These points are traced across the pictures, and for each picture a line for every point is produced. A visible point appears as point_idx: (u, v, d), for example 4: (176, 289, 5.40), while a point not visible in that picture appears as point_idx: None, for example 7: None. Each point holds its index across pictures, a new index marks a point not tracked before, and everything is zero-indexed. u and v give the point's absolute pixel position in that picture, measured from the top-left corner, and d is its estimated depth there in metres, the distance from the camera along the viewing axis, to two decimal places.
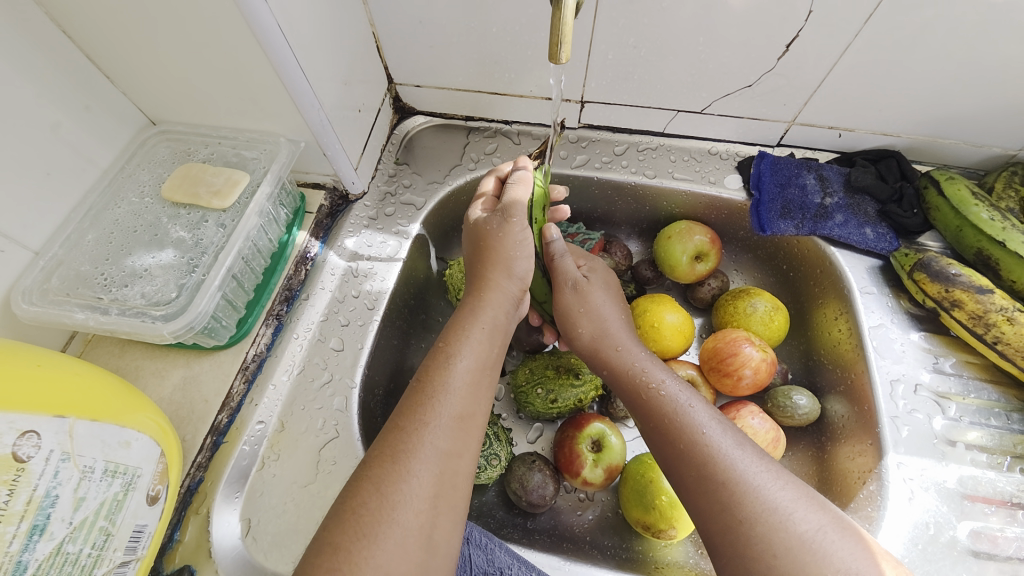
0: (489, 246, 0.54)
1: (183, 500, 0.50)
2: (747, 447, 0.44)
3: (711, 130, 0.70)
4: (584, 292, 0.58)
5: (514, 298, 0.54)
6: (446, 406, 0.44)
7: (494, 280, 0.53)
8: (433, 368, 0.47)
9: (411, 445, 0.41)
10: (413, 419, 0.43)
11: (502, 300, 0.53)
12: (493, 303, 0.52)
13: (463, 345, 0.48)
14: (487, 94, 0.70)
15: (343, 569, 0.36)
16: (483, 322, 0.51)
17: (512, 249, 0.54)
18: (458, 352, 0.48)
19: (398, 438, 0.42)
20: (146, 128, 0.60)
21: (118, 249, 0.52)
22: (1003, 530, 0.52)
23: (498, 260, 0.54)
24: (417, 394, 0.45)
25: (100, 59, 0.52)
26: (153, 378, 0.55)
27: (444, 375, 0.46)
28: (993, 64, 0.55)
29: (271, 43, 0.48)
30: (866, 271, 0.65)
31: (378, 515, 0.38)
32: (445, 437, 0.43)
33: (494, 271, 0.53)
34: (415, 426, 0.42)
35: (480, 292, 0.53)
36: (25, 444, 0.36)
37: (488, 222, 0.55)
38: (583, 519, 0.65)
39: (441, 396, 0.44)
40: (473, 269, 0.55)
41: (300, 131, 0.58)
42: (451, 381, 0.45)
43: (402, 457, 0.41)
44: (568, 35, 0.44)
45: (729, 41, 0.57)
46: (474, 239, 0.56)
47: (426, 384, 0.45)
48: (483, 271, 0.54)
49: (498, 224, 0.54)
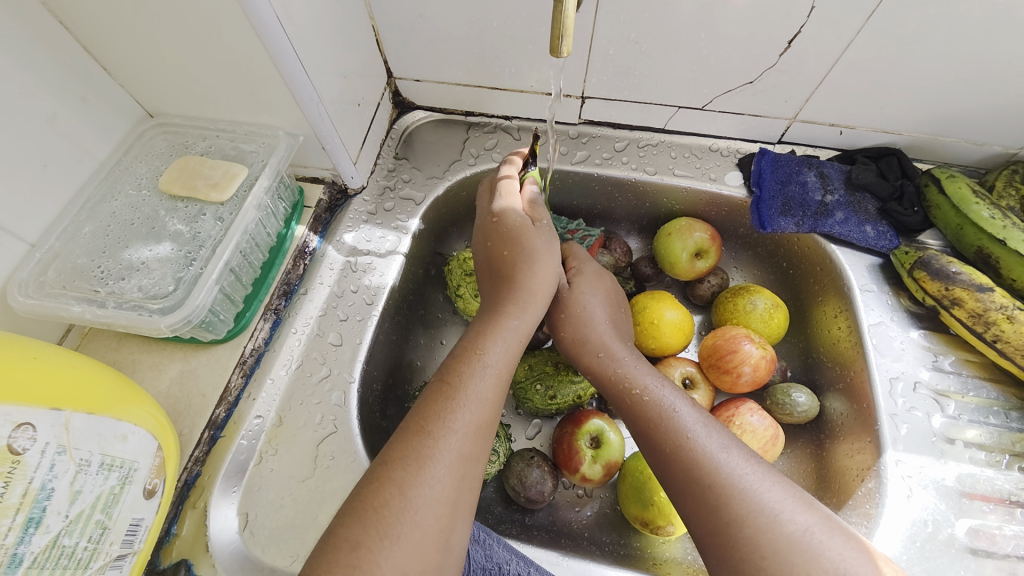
0: (532, 252, 0.55)
1: (181, 494, 0.50)
2: (732, 449, 0.44)
3: (711, 127, 0.70)
4: (566, 299, 0.59)
5: (545, 307, 0.54)
6: (471, 412, 0.44)
7: (535, 287, 0.53)
8: (462, 371, 0.46)
9: (435, 449, 0.41)
10: (441, 424, 0.42)
11: (539, 310, 0.53)
12: (532, 313, 0.52)
13: (492, 350, 0.48)
14: (487, 89, 0.70)
15: (363, 570, 0.36)
16: (519, 329, 0.51)
17: (550, 261, 0.55)
18: (489, 357, 0.47)
19: (423, 441, 0.42)
20: (144, 121, 0.59)
21: (116, 242, 0.52)
22: (1001, 528, 0.52)
23: (540, 267, 0.54)
24: (442, 397, 0.44)
25: (97, 50, 0.51)
26: (150, 372, 0.55)
27: (471, 379, 0.46)
28: (995, 62, 0.55)
29: (270, 35, 0.47)
30: (866, 269, 0.64)
31: (400, 516, 0.38)
32: (467, 441, 0.43)
33: (533, 277, 0.53)
34: (443, 430, 0.42)
35: (522, 299, 0.52)
36: (20, 437, 0.35)
37: (536, 229, 0.56)
38: (581, 516, 0.65)
39: (467, 401, 0.44)
40: (503, 269, 0.55)
41: (299, 125, 0.57)
42: (479, 387, 0.45)
43: (427, 461, 0.41)
44: (570, 29, 0.44)
45: (731, 37, 0.57)
46: (501, 237, 0.56)
47: (453, 387, 0.45)
48: (517, 275, 0.53)
49: (546, 236, 0.56)
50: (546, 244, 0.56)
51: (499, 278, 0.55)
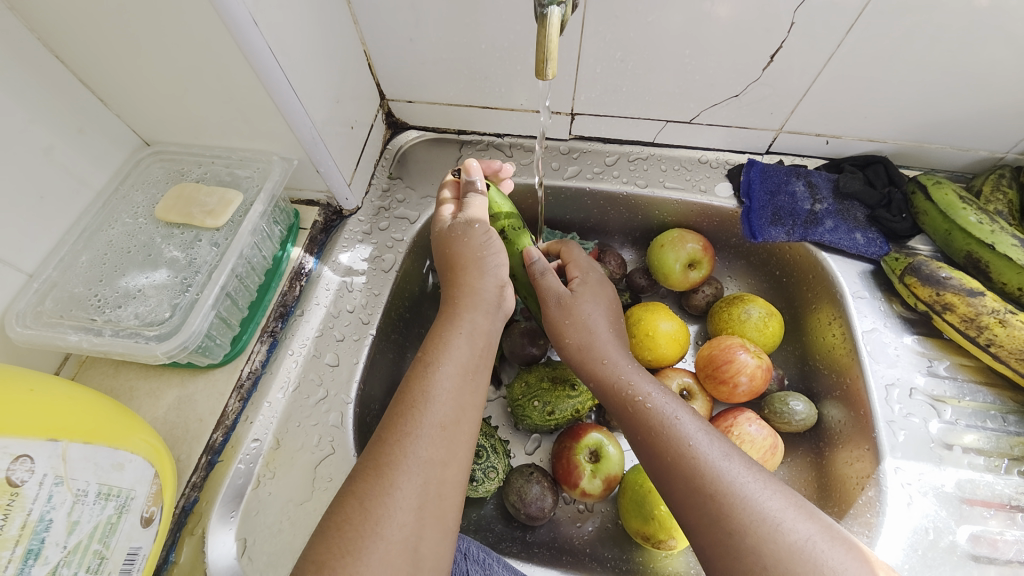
0: (459, 253, 0.55)
1: (178, 521, 0.50)
2: (735, 458, 0.44)
3: (699, 140, 0.71)
4: (570, 307, 0.58)
5: (491, 297, 0.54)
6: (427, 415, 0.44)
7: (471, 284, 0.53)
8: (413, 378, 0.46)
9: (393, 456, 0.41)
10: (394, 431, 0.43)
11: (477, 303, 0.52)
12: (468, 305, 0.52)
13: (441, 353, 0.48)
14: (478, 108, 0.71)
15: None
16: (460, 326, 0.50)
17: (478, 251, 0.54)
18: (437, 359, 0.47)
19: (380, 451, 0.42)
20: (140, 149, 0.60)
21: (112, 271, 0.52)
22: (1003, 534, 0.52)
23: (470, 265, 0.54)
24: (398, 406, 0.44)
25: (94, 82, 0.53)
26: (147, 399, 0.55)
27: (425, 383, 0.46)
28: (974, 70, 0.56)
29: (263, 65, 0.48)
30: (858, 276, 0.65)
31: (361, 530, 0.38)
32: (427, 445, 0.42)
33: (469, 275, 0.53)
34: (396, 437, 0.42)
35: (456, 296, 0.52)
36: (19, 469, 0.36)
37: (455, 227, 0.56)
38: (582, 531, 0.64)
39: (422, 406, 0.44)
40: (448, 276, 0.55)
41: (293, 148, 0.58)
42: (431, 390, 0.45)
43: (385, 469, 0.41)
44: (554, 52, 0.45)
45: (716, 52, 0.58)
46: (442, 246, 0.57)
47: (406, 394, 0.45)
48: (458, 278, 0.54)
49: (466, 229, 0.55)
50: (479, 243, 0.55)
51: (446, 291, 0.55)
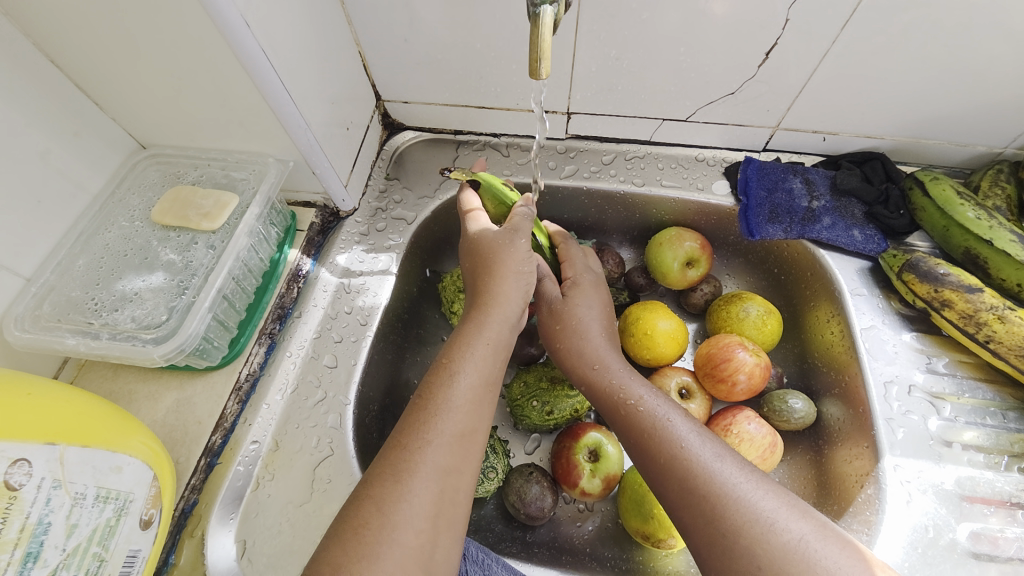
0: (493, 262, 0.54)
1: (178, 523, 0.50)
2: (727, 459, 0.44)
3: (696, 138, 0.71)
4: (561, 312, 0.59)
5: (517, 310, 0.53)
6: (445, 423, 0.44)
7: (499, 292, 0.52)
8: (434, 384, 0.46)
9: (411, 462, 0.41)
10: (413, 436, 0.43)
11: (505, 314, 0.52)
12: (496, 314, 0.51)
13: (463, 360, 0.48)
14: (474, 108, 0.71)
15: None
16: (483, 333, 0.50)
17: (514, 264, 0.54)
18: (458, 366, 0.47)
19: (397, 456, 0.42)
20: (137, 152, 0.60)
21: (109, 274, 0.53)
22: (1004, 531, 0.52)
23: (501, 273, 0.53)
24: (418, 412, 0.44)
25: (90, 86, 0.53)
26: (146, 402, 0.55)
27: (445, 390, 0.45)
28: (971, 65, 0.56)
29: (256, 67, 0.48)
30: (856, 273, 0.65)
31: (378, 534, 0.38)
32: (445, 452, 0.42)
33: (496, 281, 0.53)
34: (415, 442, 0.42)
35: (482, 303, 0.52)
36: (16, 472, 0.36)
37: (498, 235, 0.55)
38: (582, 531, 0.64)
39: (441, 413, 0.44)
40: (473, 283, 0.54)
41: (289, 150, 0.58)
42: (452, 397, 0.45)
43: (403, 475, 0.41)
44: (547, 51, 0.44)
45: (712, 50, 0.58)
46: (471, 252, 0.56)
47: (426, 400, 0.45)
48: (485, 285, 0.53)
49: (508, 239, 0.55)
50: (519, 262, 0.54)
51: (469, 297, 0.54)
